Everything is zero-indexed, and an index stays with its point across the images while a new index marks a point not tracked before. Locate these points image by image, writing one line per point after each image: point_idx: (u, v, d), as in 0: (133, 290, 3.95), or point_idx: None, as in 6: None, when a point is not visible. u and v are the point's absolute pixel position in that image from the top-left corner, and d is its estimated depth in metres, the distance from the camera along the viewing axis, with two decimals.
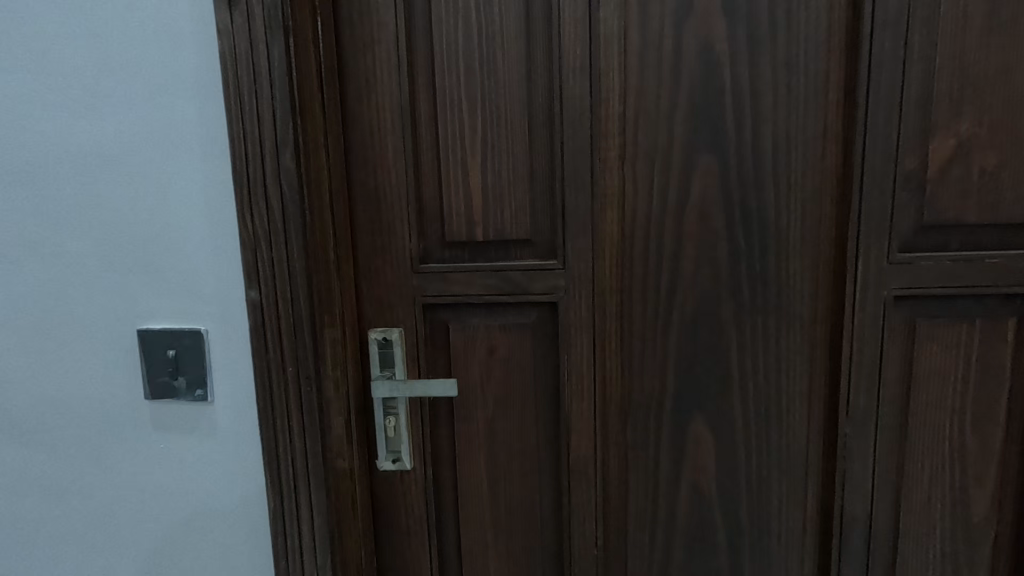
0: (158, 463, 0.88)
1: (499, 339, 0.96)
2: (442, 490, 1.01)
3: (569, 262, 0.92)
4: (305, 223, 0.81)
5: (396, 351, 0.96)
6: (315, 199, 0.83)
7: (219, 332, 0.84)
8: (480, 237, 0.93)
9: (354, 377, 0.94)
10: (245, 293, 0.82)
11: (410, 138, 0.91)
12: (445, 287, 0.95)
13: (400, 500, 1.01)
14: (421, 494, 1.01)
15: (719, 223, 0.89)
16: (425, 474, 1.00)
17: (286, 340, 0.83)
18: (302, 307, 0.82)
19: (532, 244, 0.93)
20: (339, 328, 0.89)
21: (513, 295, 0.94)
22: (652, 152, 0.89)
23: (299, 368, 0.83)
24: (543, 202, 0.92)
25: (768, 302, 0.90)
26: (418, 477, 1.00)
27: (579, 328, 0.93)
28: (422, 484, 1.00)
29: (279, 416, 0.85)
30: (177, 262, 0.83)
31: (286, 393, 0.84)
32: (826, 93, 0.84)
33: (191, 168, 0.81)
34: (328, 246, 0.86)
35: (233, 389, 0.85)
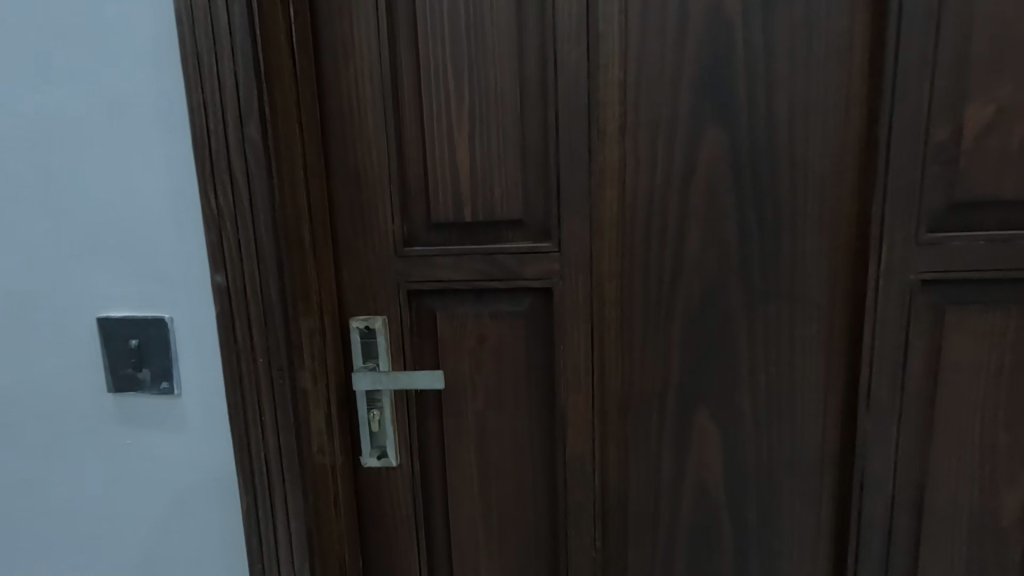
0: (124, 460, 0.83)
1: (490, 328, 0.89)
2: (430, 489, 0.95)
3: (565, 245, 0.85)
4: (274, 202, 0.74)
5: (379, 341, 0.90)
6: (286, 176, 0.76)
7: (184, 320, 0.77)
8: (468, 218, 0.86)
9: (334, 369, 0.88)
10: (211, 279, 0.76)
11: (391, 110, 0.84)
12: (431, 272, 0.88)
13: (386, 499, 0.95)
14: (409, 493, 0.95)
15: (728, 201, 0.81)
16: (412, 472, 0.94)
17: (257, 329, 0.76)
18: (274, 294, 0.76)
19: (524, 225, 0.86)
20: (316, 317, 0.83)
21: (504, 281, 0.87)
22: (656, 124, 0.81)
23: (272, 360, 0.77)
24: (536, 180, 0.84)
25: (783, 288, 0.83)
26: (404, 474, 0.94)
27: (575, 317, 0.87)
28: (409, 482, 0.94)
29: (251, 410, 0.79)
30: (137, 244, 0.77)
31: (257, 386, 0.78)
32: (848, 56, 0.76)
33: (150, 141, 0.74)
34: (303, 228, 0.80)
35: (201, 381, 0.79)
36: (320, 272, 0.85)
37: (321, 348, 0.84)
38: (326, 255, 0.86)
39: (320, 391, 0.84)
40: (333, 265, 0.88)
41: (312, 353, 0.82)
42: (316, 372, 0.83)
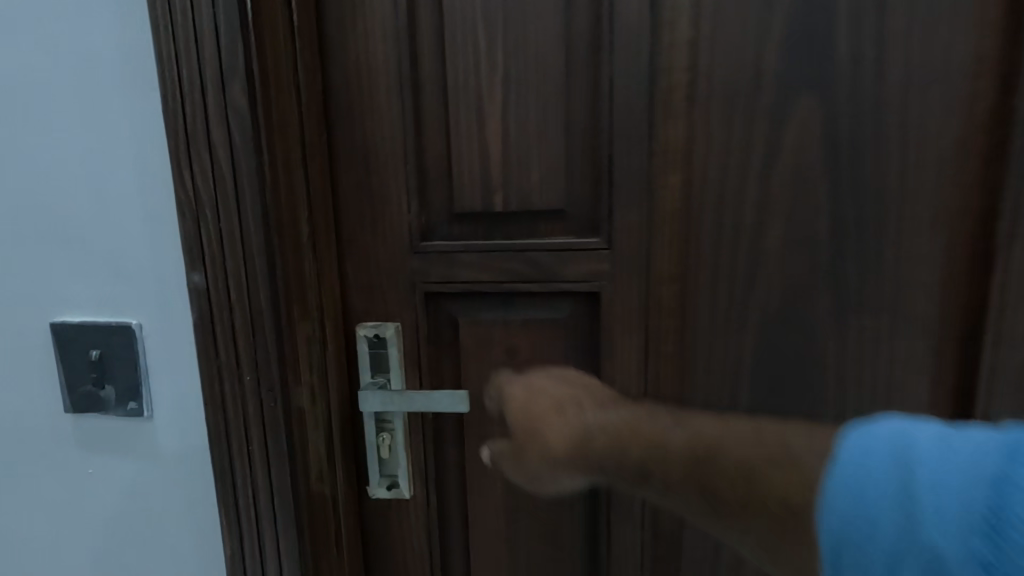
0: (87, 492, 0.69)
1: (523, 339, 0.75)
2: (449, 524, 0.81)
3: (616, 240, 0.70)
4: (265, 185, 0.60)
5: (391, 352, 0.76)
6: (279, 153, 0.61)
7: (154, 327, 0.63)
8: (499, 207, 0.72)
9: (337, 385, 0.74)
10: (187, 278, 0.62)
11: (409, 75, 0.70)
12: (454, 272, 0.74)
13: (397, 535, 0.81)
14: (422, 528, 0.81)
15: (819, 189, 0.66)
16: (428, 504, 0.80)
17: (243, 341, 0.62)
18: (263, 298, 0.61)
19: (566, 216, 0.71)
20: (316, 325, 0.69)
21: (541, 283, 0.72)
22: (733, 93, 0.66)
23: (261, 379, 0.63)
24: (582, 161, 0.70)
25: (882, 296, 0.68)
26: (418, 508, 0.80)
27: (626, 328, 0.72)
28: (423, 516, 0.81)
29: (235, 439, 0.65)
30: (98, 235, 0.62)
31: (243, 409, 0.64)
32: (983, 7, 0.61)
33: (111, 106, 0.60)
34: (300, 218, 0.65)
35: (177, 401, 0.65)
36: (321, 271, 0.70)
37: (321, 362, 0.70)
38: (328, 250, 0.72)
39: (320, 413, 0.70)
40: (336, 262, 0.74)
41: (310, 368, 0.68)
42: (314, 391, 0.69)
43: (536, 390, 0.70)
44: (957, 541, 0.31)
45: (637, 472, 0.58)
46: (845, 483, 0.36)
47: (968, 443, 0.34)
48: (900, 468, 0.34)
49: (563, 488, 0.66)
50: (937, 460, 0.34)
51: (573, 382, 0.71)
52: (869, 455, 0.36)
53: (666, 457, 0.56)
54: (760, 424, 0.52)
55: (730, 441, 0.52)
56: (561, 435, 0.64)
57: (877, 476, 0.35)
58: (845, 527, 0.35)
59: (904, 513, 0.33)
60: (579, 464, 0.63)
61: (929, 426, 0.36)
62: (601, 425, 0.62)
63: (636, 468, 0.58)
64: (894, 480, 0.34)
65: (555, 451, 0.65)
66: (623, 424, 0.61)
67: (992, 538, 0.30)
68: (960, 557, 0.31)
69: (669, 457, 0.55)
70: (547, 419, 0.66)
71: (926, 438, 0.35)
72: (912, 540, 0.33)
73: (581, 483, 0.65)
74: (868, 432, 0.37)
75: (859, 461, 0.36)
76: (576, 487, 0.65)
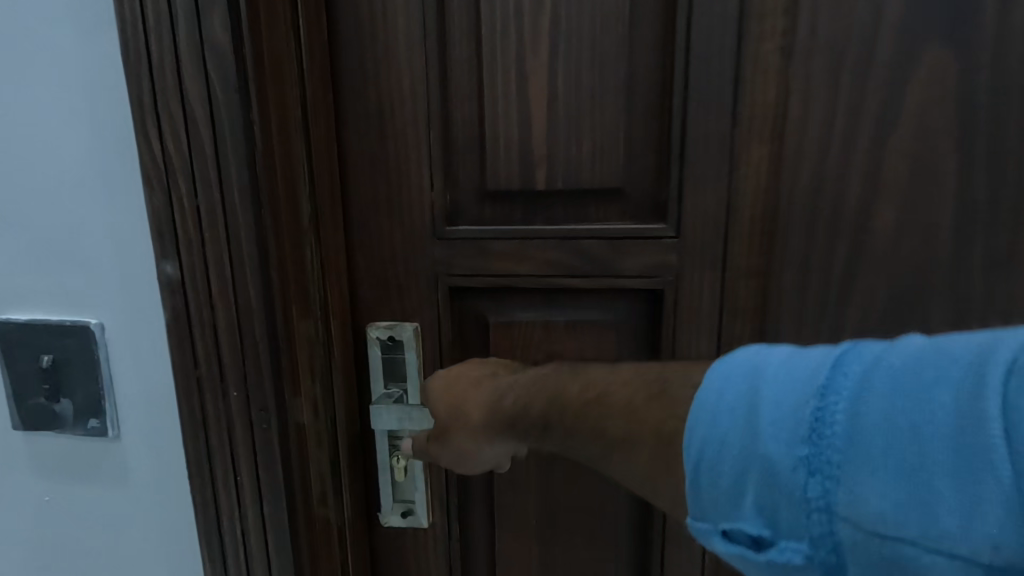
0: (43, 523, 0.58)
1: (566, 344, 0.63)
2: (473, 557, 0.70)
3: (685, 227, 0.58)
4: (254, 151, 0.47)
5: (408, 359, 0.64)
6: (275, 112, 0.49)
7: (118, 329, 0.51)
8: (541, 185, 0.60)
9: (344, 397, 0.62)
10: (157, 268, 0.49)
11: (435, 20, 0.57)
12: (484, 263, 0.61)
13: (412, 569, 0.70)
14: (442, 561, 0.69)
15: (943, 166, 0.54)
16: (449, 535, 0.68)
17: (228, 347, 0.50)
18: (253, 295, 0.49)
19: (623, 197, 0.59)
20: (319, 327, 0.57)
21: (591, 278, 0.60)
22: (841, 44, 0.53)
23: (251, 395, 0.51)
24: (647, 131, 0.57)
25: (1014, 299, 0.55)
26: (438, 538, 0.69)
27: (692, 334, 0.60)
28: (443, 548, 0.69)
29: (219, 466, 0.52)
30: (47, 213, 0.50)
31: (229, 430, 0.52)
32: None
33: (55, 46, 0.47)
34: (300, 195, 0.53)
35: (148, 419, 0.53)
36: (327, 261, 0.58)
37: (325, 372, 0.58)
38: (335, 236, 0.59)
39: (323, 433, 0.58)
40: (343, 250, 0.61)
41: (312, 380, 0.56)
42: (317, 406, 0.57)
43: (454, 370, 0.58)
44: (785, 448, 0.31)
45: (540, 428, 0.51)
46: (702, 409, 0.35)
47: (812, 359, 0.34)
48: (748, 392, 0.34)
49: (485, 463, 0.56)
50: (778, 379, 0.34)
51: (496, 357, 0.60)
52: (727, 383, 0.35)
53: (563, 407, 0.49)
54: (664, 377, 0.44)
55: (643, 397, 0.44)
56: (478, 405, 0.55)
57: (730, 405, 0.34)
58: (699, 449, 0.35)
59: (748, 433, 0.33)
60: (494, 430, 0.54)
61: (780, 352, 0.36)
62: (516, 386, 0.53)
63: (542, 421, 0.50)
64: (739, 399, 0.34)
65: (473, 424, 0.55)
66: (537, 381, 0.52)
67: (811, 440, 0.30)
68: (787, 458, 0.31)
69: (571, 402, 0.48)
70: (464, 392, 0.56)
71: (774, 364, 0.35)
72: (751, 454, 0.32)
73: (501, 451, 0.55)
74: (723, 361, 0.37)
75: (718, 387, 0.35)
76: (500, 456, 0.55)
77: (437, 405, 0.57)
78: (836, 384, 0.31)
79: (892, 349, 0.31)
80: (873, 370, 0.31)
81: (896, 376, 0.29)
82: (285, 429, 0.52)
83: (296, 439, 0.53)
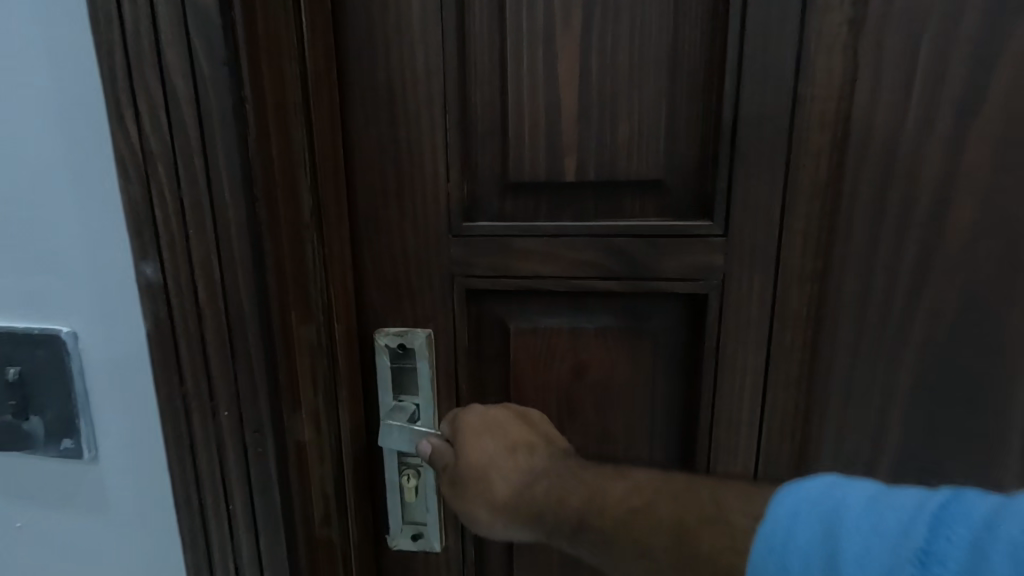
0: (16, 551, 0.52)
1: (595, 353, 0.57)
2: None
3: (733, 223, 0.51)
4: (247, 136, 0.40)
5: (420, 368, 0.57)
6: (271, 90, 0.42)
7: (92, 338, 0.45)
8: (570, 176, 0.53)
9: (350, 411, 0.56)
10: (135, 269, 0.43)
11: None
12: (506, 264, 0.55)
13: None
14: None
15: None
16: (463, 559, 0.62)
17: (218, 362, 0.44)
18: (246, 302, 0.43)
19: (662, 189, 0.53)
20: (323, 335, 0.51)
21: (624, 281, 0.54)
22: (920, 15, 0.46)
23: (244, 415, 0.45)
24: (692, 115, 0.51)
25: None
26: (451, 563, 0.63)
27: (738, 343, 0.54)
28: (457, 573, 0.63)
29: (208, 494, 0.47)
30: (9, 206, 0.44)
31: (219, 454, 0.46)
32: None
33: (12, 11, 0.40)
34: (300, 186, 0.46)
35: (128, 439, 0.47)
36: (332, 259, 0.52)
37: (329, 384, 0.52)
38: (341, 231, 0.53)
39: (326, 454, 0.52)
40: (350, 248, 0.55)
41: (314, 395, 0.50)
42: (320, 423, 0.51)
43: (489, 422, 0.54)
44: None
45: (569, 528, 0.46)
46: (771, 548, 0.32)
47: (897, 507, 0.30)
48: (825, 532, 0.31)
49: (492, 535, 0.52)
50: (864, 524, 0.30)
51: (532, 415, 0.56)
52: (800, 519, 0.32)
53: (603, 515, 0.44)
54: (718, 498, 0.40)
55: (695, 519, 0.39)
56: (507, 480, 0.51)
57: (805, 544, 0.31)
58: None
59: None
60: (518, 513, 0.50)
61: (864, 489, 0.32)
62: (556, 476, 0.49)
63: (572, 525, 0.46)
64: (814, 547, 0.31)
65: (496, 497, 0.51)
66: (577, 475, 0.48)
67: None
68: None
69: (607, 518, 0.44)
70: (494, 458, 0.51)
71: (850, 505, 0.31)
72: None
73: (516, 534, 0.51)
74: (796, 488, 0.34)
75: (786, 531, 0.32)
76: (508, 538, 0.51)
77: (464, 458, 0.52)
78: (936, 550, 0.27)
79: (1005, 510, 0.28)
80: (986, 536, 0.27)
81: (1012, 547, 0.26)
82: (284, 453, 0.46)
83: (296, 464, 0.47)
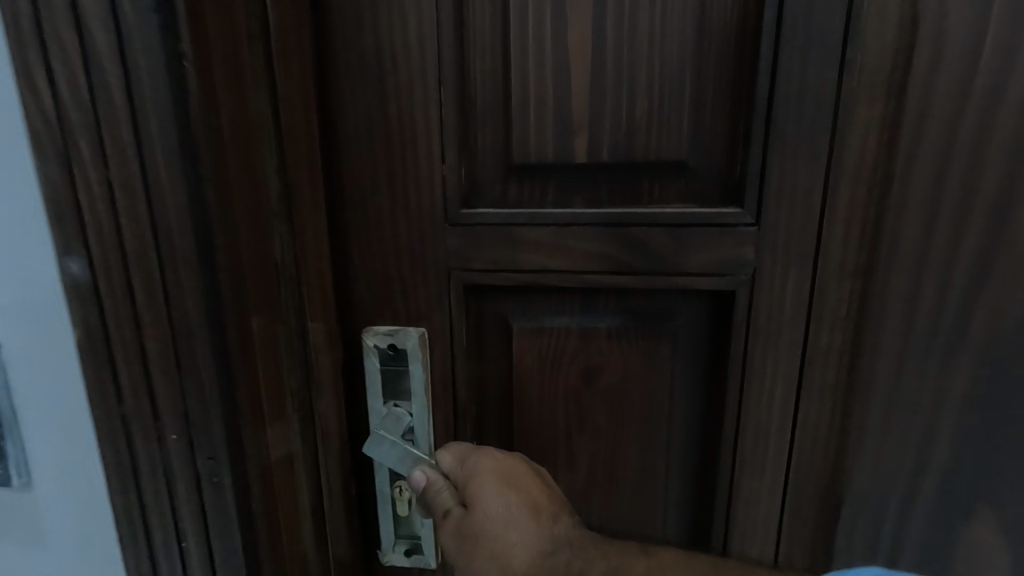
0: None
1: (606, 356, 0.52)
2: None
3: (769, 211, 0.45)
4: (188, 119, 0.36)
5: (413, 372, 0.52)
6: (221, 65, 0.38)
7: (16, 347, 0.41)
8: (581, 157, 0.47)
9: (329, 418, 0.51)
10: (59, 268, 0.38)
11: None
12: (510, 256, 0.49)
13: None
14: None
15: None
16: None
17: (162, 374, 0.39)
18: (192, 307, 0.38)
19: (687, 172, 0.47)
20: (291, 340, 0.46)
21: (643, 276, 0.48)
22: None
23: (194, 433, 0.40)
24: (722, 87, 0.44)
25: None
26: None
27: (771, 346, 0.47)
28: None
29: (155, 522, 0.42)
30: None
31: (166, 474, 0.41)
32: None
33: None
34: (259, 175, 0.42)
35: (64, 459, 0.43)
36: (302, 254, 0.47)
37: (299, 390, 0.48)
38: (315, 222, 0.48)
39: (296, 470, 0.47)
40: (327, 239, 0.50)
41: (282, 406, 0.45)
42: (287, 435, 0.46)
43: (508, 475, 0.47)
44: None
45: None
46: None
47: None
48: None
49: None
50: None
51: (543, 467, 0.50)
52: None
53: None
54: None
55: None
56: (525, 547, 0.45)
57: None
58: None
59: None
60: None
61: None
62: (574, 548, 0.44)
63: None
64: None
65: (511, 563, 0.45)
66: (599, 549, 0.45)
67: None
68: None
69: None
70: (511, 511, 0.46)
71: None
72: None
73: None
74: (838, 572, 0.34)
75: None
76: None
77: (473, 509, 0.46)
78: None
79: None
80: None
81: None
82: (242, 478, 0.42)
83: (258, 486, 0.42)
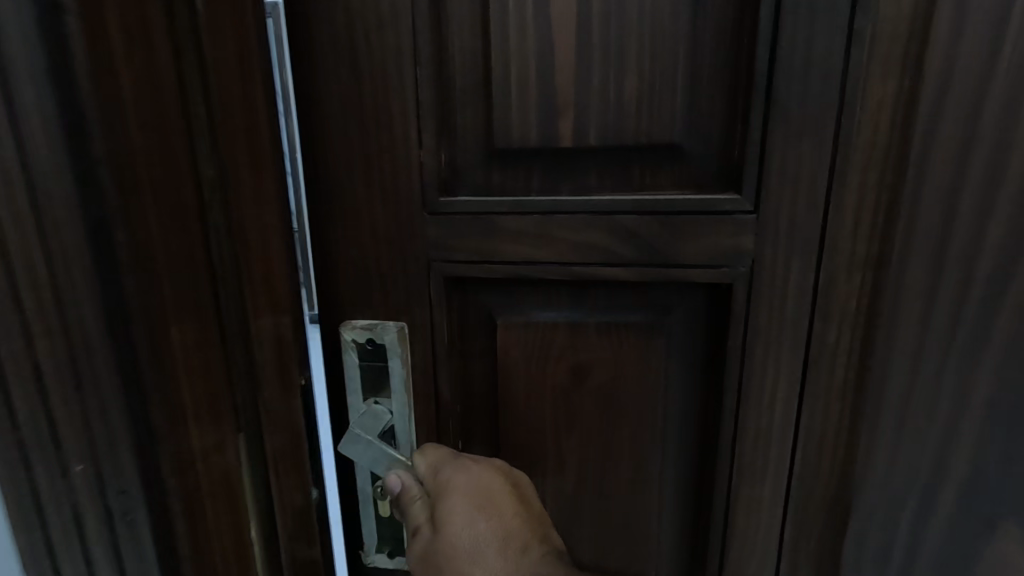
0: None
1: (595, 352, 0.49)
2: None
3: (770, 196, 0.41)
4: (70, 82, 0.28)
5: (392, 368, 0.50)
6: (119, 16, 0.30)
7: None
8: (566, 141, 0.44)
9: (285, 432, 0.45)
10: None
11: None
12: (492, 246, 0.47)
13: None
14: None
15: None
16: None
17: (55, 398, 0.32)
18: (88, 319, 0.31)
19: (680, 156, 0.43)
20: (233, 343, 0.39)
21: (633, 267, 0.45)
22: None
23: (101, 459, 0.33)
24: (720, 61, 0.41)
25: None
26: None
27: (772, 343, 0.44)
28: None
29: (65, 563, 0.35)
30: None
31: (76, 522, 0.34)
32: None
33: None
34: (183, 151, 0.35)
35: None
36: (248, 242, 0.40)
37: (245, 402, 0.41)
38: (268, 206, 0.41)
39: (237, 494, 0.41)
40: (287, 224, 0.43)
41: (220, 421, 0.39)
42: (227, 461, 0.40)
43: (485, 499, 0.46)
44: None
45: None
46: None
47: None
48: None
49: None
50: None
51: (523, 478, 0.48)
52: None
53: None
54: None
55: None
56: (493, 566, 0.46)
57: None
58: None
59: None
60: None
61: None
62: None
63: None
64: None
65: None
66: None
67: None
68: None
69: None
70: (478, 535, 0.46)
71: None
72: None
73: None
74: None
75: None
76: None
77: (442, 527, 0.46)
78: None
79: None
80: None
81: None
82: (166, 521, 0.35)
83: (183, 515, 0.36)
